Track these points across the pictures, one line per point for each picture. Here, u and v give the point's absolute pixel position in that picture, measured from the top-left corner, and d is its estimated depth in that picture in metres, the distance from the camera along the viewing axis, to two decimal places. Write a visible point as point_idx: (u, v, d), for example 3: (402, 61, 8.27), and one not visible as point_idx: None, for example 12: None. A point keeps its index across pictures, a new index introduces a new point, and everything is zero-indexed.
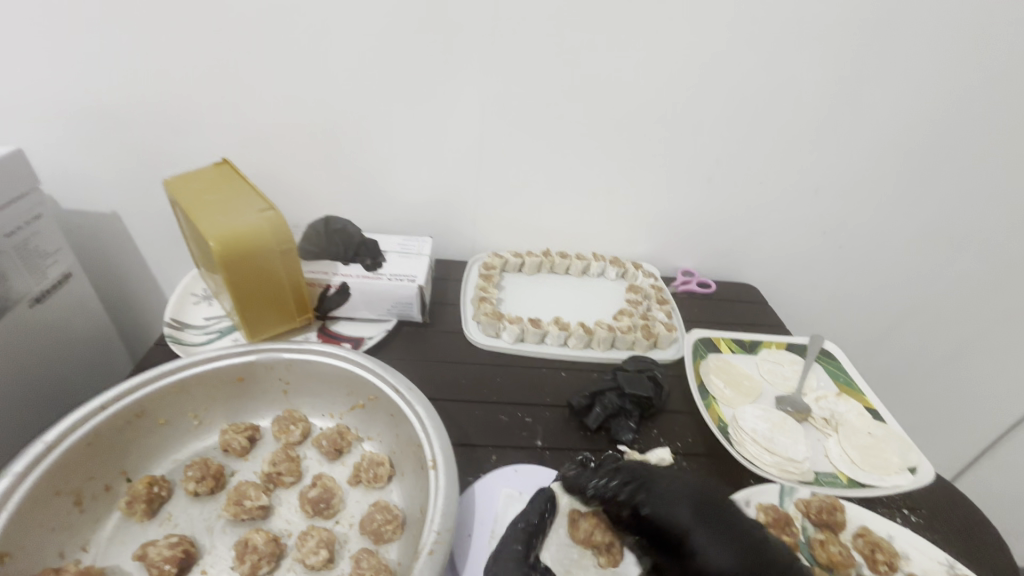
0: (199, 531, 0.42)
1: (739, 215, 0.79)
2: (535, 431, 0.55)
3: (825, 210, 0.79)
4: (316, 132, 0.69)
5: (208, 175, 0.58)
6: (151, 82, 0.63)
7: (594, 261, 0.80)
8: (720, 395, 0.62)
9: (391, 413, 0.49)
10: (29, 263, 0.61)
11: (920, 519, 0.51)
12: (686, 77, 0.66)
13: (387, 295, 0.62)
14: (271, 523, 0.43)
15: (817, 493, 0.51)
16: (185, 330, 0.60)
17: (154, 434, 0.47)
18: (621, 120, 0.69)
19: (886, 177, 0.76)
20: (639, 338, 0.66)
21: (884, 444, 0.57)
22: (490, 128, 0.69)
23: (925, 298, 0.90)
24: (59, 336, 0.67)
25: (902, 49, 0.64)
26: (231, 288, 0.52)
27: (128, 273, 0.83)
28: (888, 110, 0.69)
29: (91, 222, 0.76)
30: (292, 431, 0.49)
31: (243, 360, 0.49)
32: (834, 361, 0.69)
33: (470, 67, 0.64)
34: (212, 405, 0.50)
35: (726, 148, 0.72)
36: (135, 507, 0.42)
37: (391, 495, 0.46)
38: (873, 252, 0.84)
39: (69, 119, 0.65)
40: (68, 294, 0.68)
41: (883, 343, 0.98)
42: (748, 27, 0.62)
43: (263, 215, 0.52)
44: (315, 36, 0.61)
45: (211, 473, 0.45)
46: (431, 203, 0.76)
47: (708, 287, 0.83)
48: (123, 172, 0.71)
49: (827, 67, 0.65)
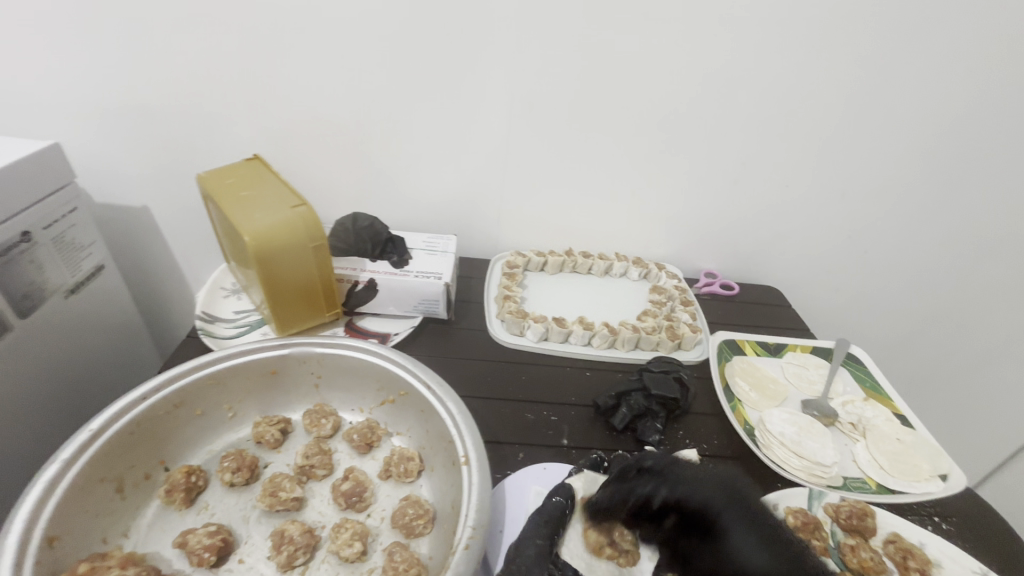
0: (236, 520, 0.43)
1: (764, 217, 0.79)
2: (561, 430, 0.55)
3: (851, 213, 0.78)
4: (343, 129, 0.69)
5: (241, 171, 0.59)
6: (184, 80, 0.64)
7: (617, 261, 0.80)
8: (746, 397, 0.61)
9: (420, 409, 0.50)
10: (64, 255, 0.62)
11: (952, 527, 0.50)
12: (715, 77, 0.65)
13: (414, 292, 0.63)
14: (305, 514, 0.44)
15: (846, 498, 0.50)
16: (215, 324, 0.61)
17: (191, 424, 0.48)
18: (647, 121, 0.69)
19: (916, 180, 0.75)
20: (664, 340, 0.65)
21: (913, 450, 0.56)
22: (516, 127, 0.69)
23: (951, 304, 0.89)
24: (92, 328, 0.69)
25: (934, 51, 0.63)
26: (264, 283, 0.53)
27: (157, 266, 0.85)
28: (919, 113, 0.68)
29: (121, 216, 0.77)
30: (323, 425, 0.50)
31: (277, 354, 0.50)
32: (860, 365, 0.69)
33: (497, 66, 0.64)
34: (246, 397, 0.51)
35: (753, 150, 0.71)
36: (174, 495, 0.44)
37: (420, 489, 0.47)
38: (899, 256, 0.83)
39: (103, 115, 0.67)
40: (100, 286, 0.70)
41: (907, 348, 0.97)
42: (779, 28, 0.61)
43: (295, 211, 0.52)
44: (345, 34, 0.62)
45: (247, 464, 0.46)
46: (456, 201, 0.77)
47: (731, 289, 0.83)
48: (154, 168, 0.72)
49: (858, 68, 0.64)
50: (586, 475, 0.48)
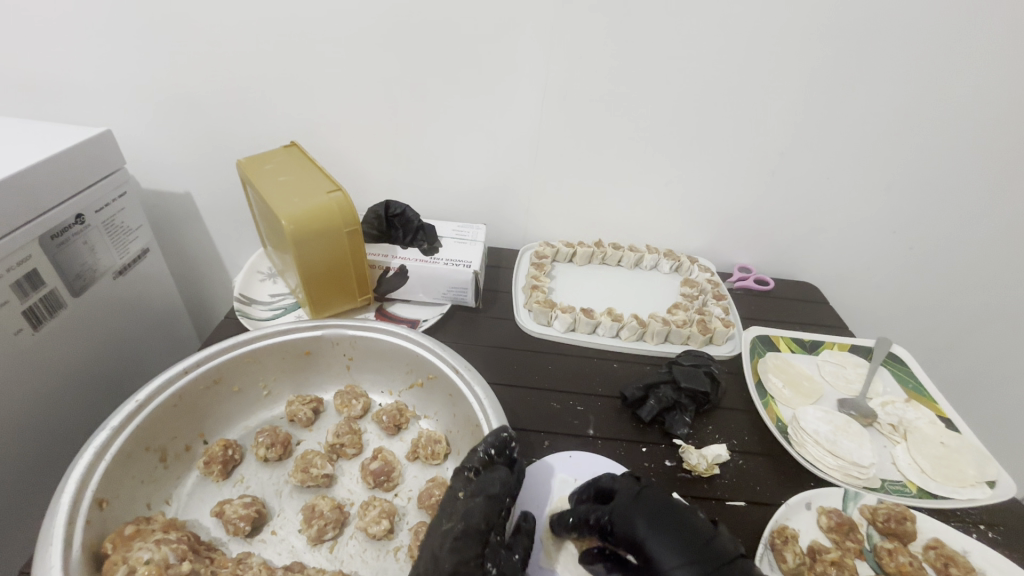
0: (270, 494, 0.45)
1: (803, 210, 0.76)
2: (587, 420, 0.54)
3: (899, 208, 0.75)
4: (377, 118, 0.70)
5: (279, 157, 0.60)
6: (225, 71, 0.66)
7: (647, 253, 0.79)
8: (779, 394, 0.60)
9: (448, 393, 0.50)
10: (113, 238, 0.65)
11: (999, 536, 0.47)
12: (757, 64, 0.63)
13: (443, 280, 0.63)
14: (334, 491, 0.46)
15: (884, 501, 0.48)
16: (252, 306, 0.63)
17: (229, 400, 0.50)
18: (682, 110, 0.67)
19: (968, 175, 0.71)
20: (695, 333, 0.64)
21: (958, 455, 0.53)
22: (547, 116, 0.69)
23: (1005, 306, 0.84)
24: (138, 308, 0.72)
25: (996, 38, 0.59)
26: (300, 267, 0.55)
27: (198, 252, 0.88)
28: (977, 101, 0.64)
29: (166, 202, 0.81)
30: (354, 405, 0.52)
31: (310, 335, 0.52)
32: (902, 366, 0.66)
33: (531, 56, 0.64)
34: (280, 376, 0.53)
35: (793, 140, 0.69)
36: (211, 467, 0.45)
37: (446, 472, 0.48)
38: (948, 253, 0.79)
39: (151, 105, 0.70)
40: (145, 269, 0.73)
41: (953, 350, 0.92)
42: (825, 16, 0.59)
43: (330, 197, 0.53)
44: (382, 19, 0.62)
45: (280, 441, 0.47)
46: (486, 191, 0.77)
47: (765, 284, 0.80)
48: (198, 156, 0.75)
49: (909, 57, 0.61)
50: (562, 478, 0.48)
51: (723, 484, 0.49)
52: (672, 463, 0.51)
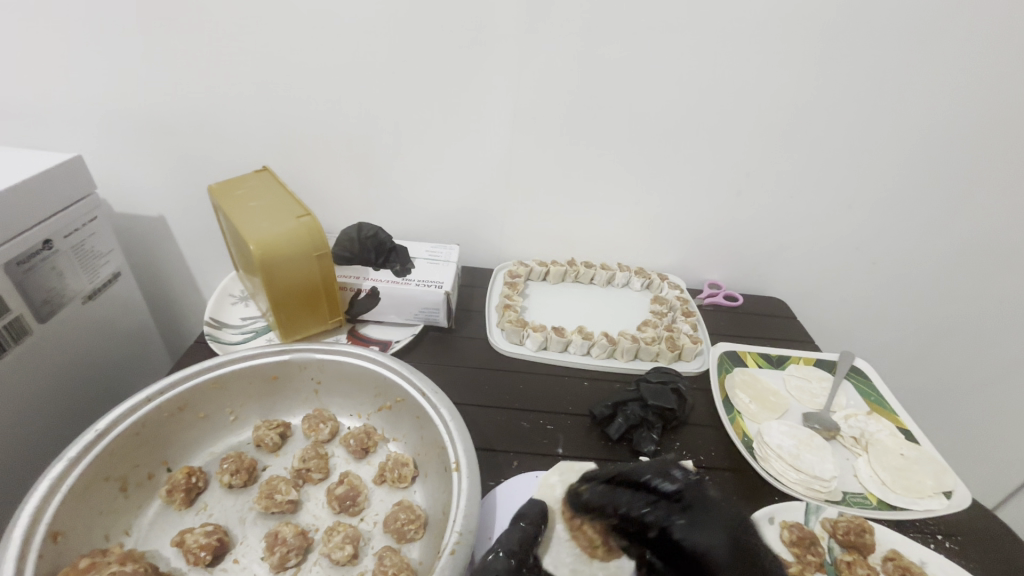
0: (233, 521, 0.45)
1: (768, 228, 0.78)
2: (556, 439, 0.55)
3: (859, 225, 0.77)
4: (350, 142, 0.71)
5: (250, 182, 0.61)
6: (199, 96, 0.67)
7: (619, 271, 0.80)
8: (745, 409, 0.61)
9: (416, 415, 0.51)
10: (83, 262, 0.65)
11: (955, 546, 0.49)
12: (716, 88, 0.65)
13: (415, 301, 0.64)
14: (299, 517, 0.46)
15: (844, 513, 0.49)
16: (223, 329, 0.63)
17: (194, 426, 0.50)
18: (647, 132, 0.70)
19: (923, 194, 0.74)
20: (664, 350, 0.66)
21: (916, 467, 0.55)
22: (517, 139, 0.71)
23: (965, 319, 0.87)
24: (108, 333, 0.71)
25: (939, 64, 0.63)
26: (269, 291, 0.55)
27: (171, 274, 0.88)
28: (925, 124, 0.67)
29: (139, 225, 0.80)
30: (322, 429, 0.52)
31: (277, 359, 0.52)
32: (865, 379, 0.67)
33: (500, 82, 0.66)
34: (247, 401, 0.53)
35: (755, 161, 0.71)
36: (174, 495, 0.45)
37: (413, 495, 0.48)
38: (908, 268, 0.82)
39: (123, 130, 0.70)
40: (116, 293, 0.72)
41: (918, 362, 0.95)
42: (779, 43, 0.62)
43: (299, 222, 0.54)
44: (355, 47, 0.64)
45: (245, 467, 0.47)
46: (459, 212, 0.78)
47: (734, 300, 0.82)
48: (171, 180, 0.75)
49: (859, 82, 0.64)
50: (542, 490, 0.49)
51: None
52: None
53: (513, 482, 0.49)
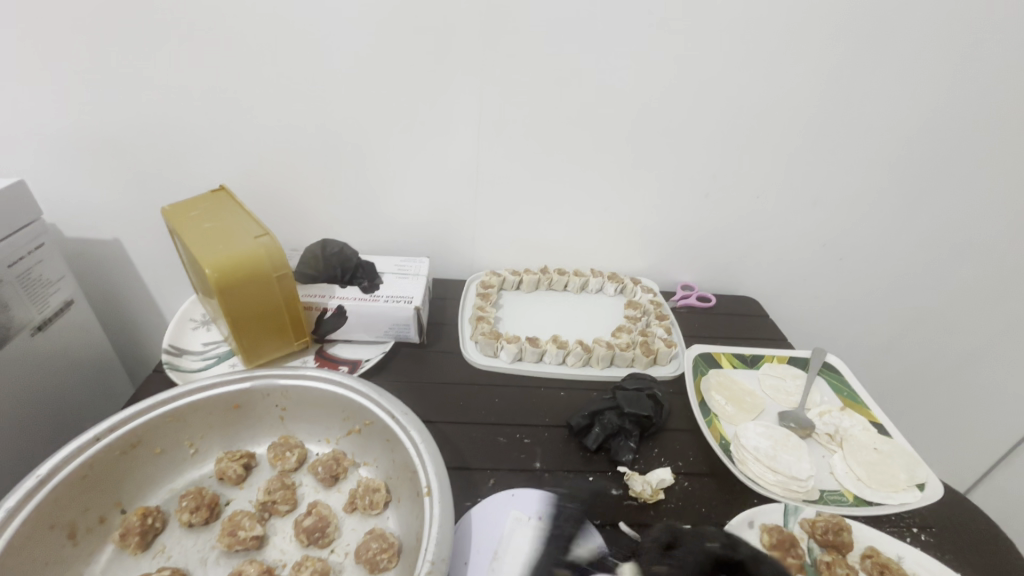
0: (193, 563, 0.43)
1: (736, 230, 0.79)
2: (534, 453, 0.54)
3: (823, 223, 0.79)
4: (312, 158, 0.70)
5: (204, 203, 0.58)
6: (148, 113, 0.64)
7: (592, 277, 0.80)
8: (722, 411, 0.61)
9: (386, 438, 0.49)
10: (30, 293, 0.61)
11: (930, 538, 0.49)
12: (677, 93, 0.66)
13: (384, 318, 0.62)
14: (265, 553, 0.44)
15: (822, 513, 0.49)
16: (183, 356, 0.60)
17: (150, 464, 0.47)
18: (612, 139, 0.70)
19: (882, 190, 0.75)
20: (639, 355, 0.65)
21: (890, 461, 0.55)
22: (483, 150, 0.70)
23: (929, 309, 0.90)
24: (63, 363, 0.68)
25: (892, 64, 0.64)
26: (227, 314, 0.53)
27: (129, 299, 0.84)
28: (882, 123, 0.69)
29: (92, 249, 0.77)
30: (288, 458, 0.50)
31: (237, 387, 0.50)
32: (838, 375, 0.68)
33: (464, 95, 0.65)
34: (208, 432, 0.51)
35: (721, 164, 0.72)
36: (128, 539, 0.43)
37: (386, 522, 0.46)
38: (874, 261, 0.83)
39: (66, 150, 0.67)
40: (70, 320, 0.69)
41: (888, 353, 0.97)
42: (736, 47, 0.62)
43: (257, 242, 0.52)
44: (310, 62, 0.62)
45: (206, 503, 0.46)
46: (427, 224, 0.77)
47: (707, 301, 0.83)
48: (122, 202, 0.72)
49: (815, 85, 0.65)
50: (520, 514, 0.47)
51: (669, 509, 0.50)
52: (618, 491, 0.51)
53: (489, 500, 0.49)
